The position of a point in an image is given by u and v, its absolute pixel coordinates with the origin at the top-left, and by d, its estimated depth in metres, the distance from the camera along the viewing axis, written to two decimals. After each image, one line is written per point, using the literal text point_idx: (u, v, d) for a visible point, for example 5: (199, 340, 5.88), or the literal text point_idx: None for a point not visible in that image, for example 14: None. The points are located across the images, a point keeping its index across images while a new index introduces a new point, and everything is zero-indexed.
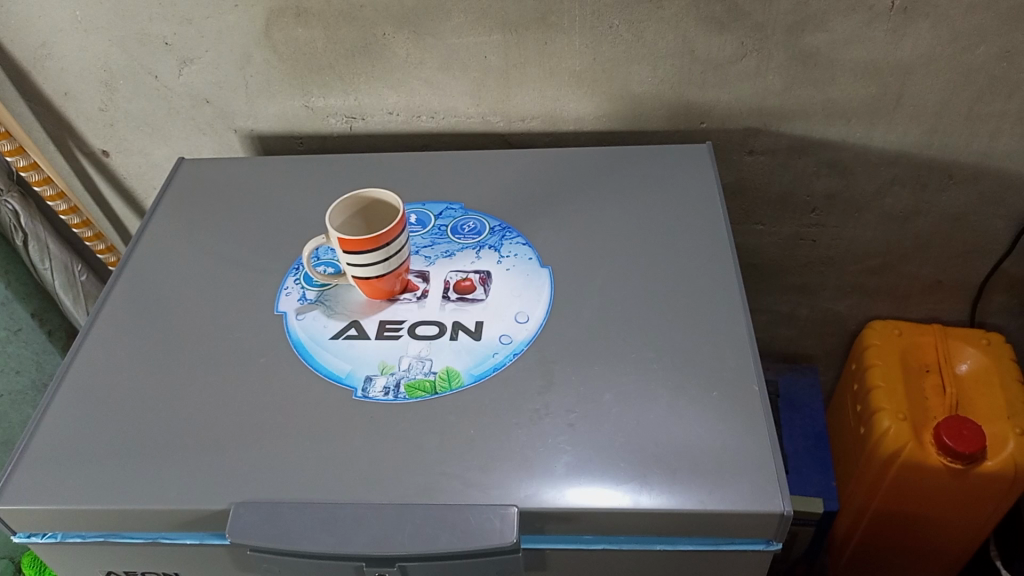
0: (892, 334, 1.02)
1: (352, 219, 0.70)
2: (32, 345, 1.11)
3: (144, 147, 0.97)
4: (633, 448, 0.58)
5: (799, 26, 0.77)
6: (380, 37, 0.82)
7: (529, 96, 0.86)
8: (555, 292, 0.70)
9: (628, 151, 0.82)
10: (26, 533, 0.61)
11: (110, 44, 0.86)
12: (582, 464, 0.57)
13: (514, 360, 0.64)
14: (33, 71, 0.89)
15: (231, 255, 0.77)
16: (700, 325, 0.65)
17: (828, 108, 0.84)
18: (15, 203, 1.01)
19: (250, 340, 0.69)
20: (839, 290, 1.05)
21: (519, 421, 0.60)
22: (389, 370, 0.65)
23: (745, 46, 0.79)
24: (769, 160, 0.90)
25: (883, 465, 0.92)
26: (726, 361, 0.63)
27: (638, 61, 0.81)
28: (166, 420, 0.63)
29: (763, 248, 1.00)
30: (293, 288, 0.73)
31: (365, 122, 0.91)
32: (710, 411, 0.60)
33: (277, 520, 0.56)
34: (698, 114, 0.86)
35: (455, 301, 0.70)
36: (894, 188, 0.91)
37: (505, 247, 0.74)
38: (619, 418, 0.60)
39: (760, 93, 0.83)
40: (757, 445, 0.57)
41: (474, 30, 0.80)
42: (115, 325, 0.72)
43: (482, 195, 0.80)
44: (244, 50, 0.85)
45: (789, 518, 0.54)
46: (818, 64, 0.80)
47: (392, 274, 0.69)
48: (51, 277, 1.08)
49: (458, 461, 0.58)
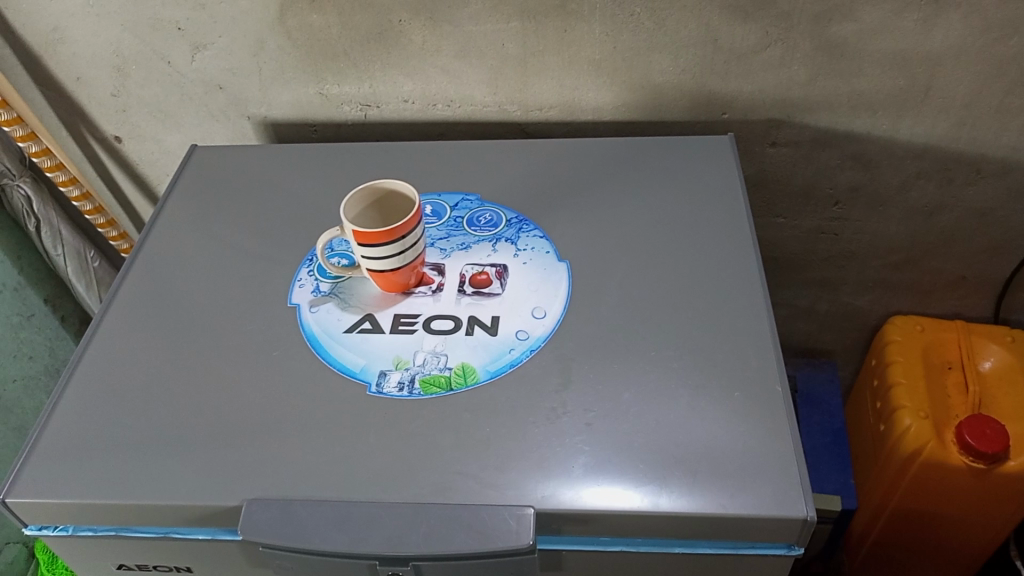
0: (913, 330, 1.00)
1: (367, 210, 0.69)
2: (45, 331, 1.10)
3: (157, 133, 0.96)
4: (653, 449, 0.57)
5: (827, 15, 0.75)
6: (396, 24, 0.81)
7: (547, 84, 0.84)
8: (573, 287, 0.68)
9: (647, 141, 0.81)
10: (37, 525, 0.60)
11: (122, 29, 0.85)
12: (600, 464, 0.56)
13: (531, 356, 0.63)
14: (45, 56, 0.88)
15: (243, 246, 0.76)
16: (721, 324, 0.64)
17: (853, 100, 0.82)
18: (28, 188, 1.00)
19: (262, 333, 0.68)
20: (860, 284, 1.03)
21: (536, 419, 0.59)
22: (403, 365, 0.64)
23: (769, 36, 0.77)
24: (792, 153, 0.88)
25: (903, 463, 0.91)
26: (749, 361, 0.61)
27: (660, 50, 0.79)
28: (178, 413, 0.62)
29: (783, 242, 0.98)
30: (307, 280, 0.72)
31: (380, 110, 0.90)
32: (732, 412, 0.58)
33: (289, 518, 0.55)
34: (719, 104, 0.84)
35: (471, 295, 0.69)
36: (920, 182, 0.88)
37: (522, 240, 0.73)
38: (638, 417, 0.59)
39: (784, 83, 0.81)
40: (779, 447, 0.56)
41: (492, 17, 0.79)
42: (127, 315, 0.71)
43: (498, 185, 0.79)
44: (258, 36, 0.83)
45: (812, 523, 0.53)
46: (844, 55, 0.78)
47: (407, 266, 0.67)
48: (63, 263, 1.08)
49: (473, 460, 0.57)
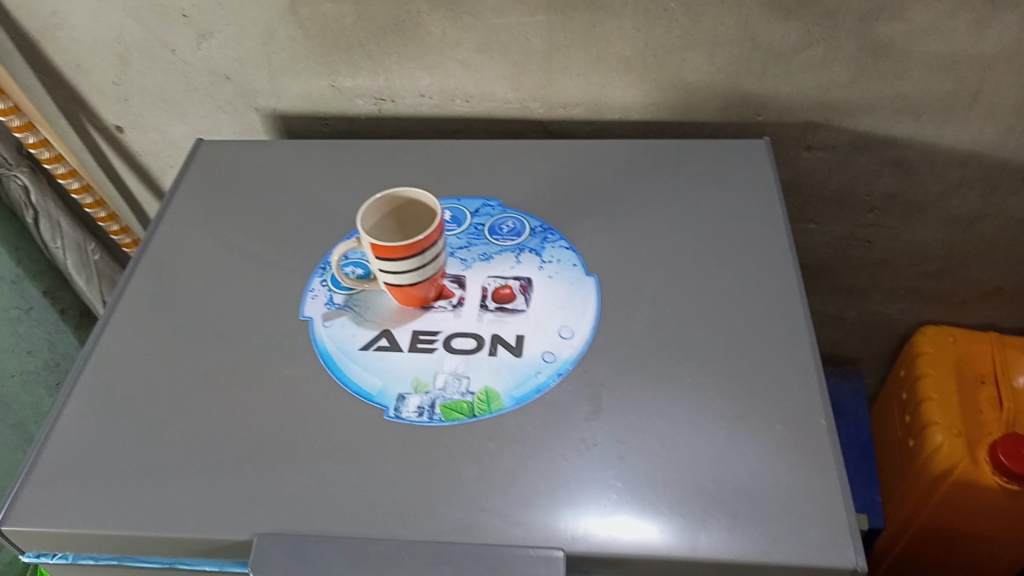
0: (945, 341, 0.96)
1: (385, 220, 0.64)
2: (44, 325, 1.07)
3: (161, 124, 0.92)
4: (690, 486, 0.53)
5: (874, 14, 0.70)
6: (414, 15, 0.76)
7: (572, 80, 0.80)
8: (601, 304, 0.64)
9: (678, 144, 0.76)
10: (35, 553, 0.57)
11: (124, 15, 0.80)
12: (633, 501, 0.53)
13: (559, 381, 0.59)
14: (43, 41, 0.83)
15: (252, 252, 0.72)
16: (760, 348, 0.60)
17: (897, 104, 0.77)
18: (25, 178, 0.95)
19: (273, 349, 0.64)
20: (891, 292, 0.99)
21: (565, 450, 0.56)
22: (423, 388, 0.60)
23: (811, 35, 0.72)
24: (828, 157, 0.84)
25: (933, 481, 0.88)
26: (791, 392, 0.58)
27: (694, 48, 0.75)
28: (183, 436, 0.59)
29: (813, 247, 0.94)
30: (320, 291, 0.68)
31: (395, 104, 0.85)
32: (774, 447, 0.55)
33: (302, 555, 0.52)
34: (755, 106, 0.80)
35: (494, 311, 0.65)
36: (961, 189, 0.84)
37: (547, 251, 0.69)
38: (674, 450, 0.55)
39: (824, 85, 0.77)
40: (825, 488, 0.53)
41: (517, 11, 0.74)
42: (131, 324, 0.67)
43: (522, 190, 0.75)
44: (268, 25, 0.79)
45: (861, 574, 0.50)
46: (890, 57, 0.73)
47: (426, 280, 0.63)
48: (63, 256, 1.04)
49: (497, 495, 0.54)
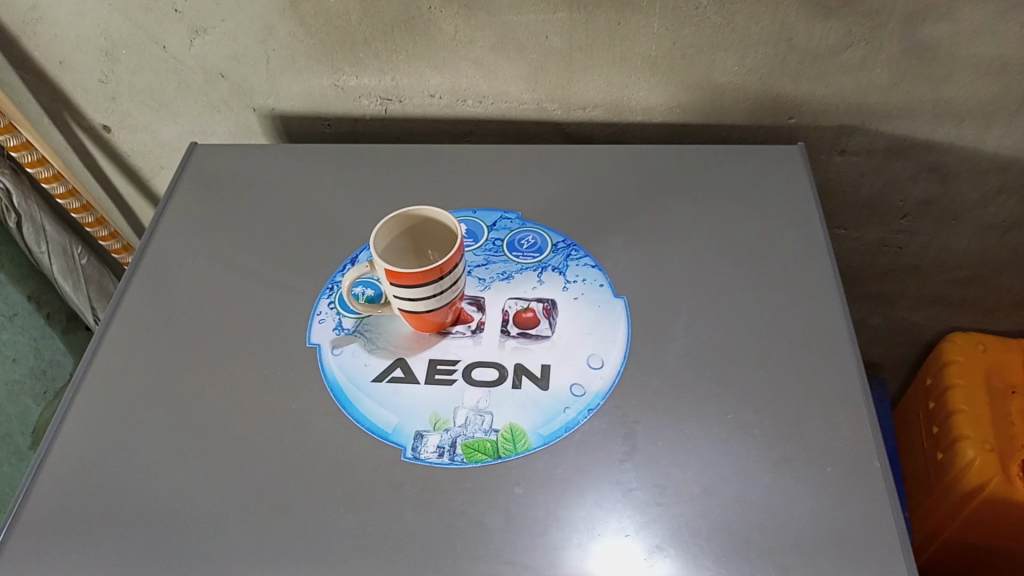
0: (975, 350, 0.92)
1: (399, 240, 0.60)
2: (29, 331, 1.02)
3: (151, 123, 0.86)
4: (736, 538, 0.49)
5: (921, 15, 0.65)
6: (424, 11, 0.70)
7: (593, 81, 0.75)
8: (632, 330, 0.60)
9: (707, 151, 0.72)
10: None
11: (110, 9, 0.74)
12: (675, 554, 0.49)
13: (590, 418, 0.55)
14: (22, 37, 0.77)
15: (254, 270, 0.67)
16: (806, 381, 0.56)
17: (938, 108, 0.72)
18: (5, 180, 0.90)
19: (278, 380, 0.59)
20: (918, 299, 0.95)
21: (598, 496, 0.51)
22: (443, 426, 0.56)
23: (853, 35, 0.67)
24: (862, 162, 0.79)
25: (964, 497, 0.85)
26: (841, 430, 0.54)
27: (725, 48, 0.70)
28: (182, 479, 0.54)
29: (839, 252, 0.90)
30: (327, 314, 0.63)
31: (401, 104, 0.80)
32: (825, 492, 0.51)
33: None
34: (787, 109, 0.75)
35: (516, 338, 0.60)
36: (1000, 197, 0.80)
37: (571, 270, 0.64)
38: (717, 497, 0.51)
39: (863, 87, 0.72)
40: (881, 538, 0.49)
41: (535, 8, 0.68)
42: (124, 352, 0.62)
43: (541, 201, 0.70)
44: (266, 21, 0.73)
45: None
46: (935, 59, 0.68)
47: (444, 306, 0.59)
48: (48, 261, 0.99)
49: (526, 547, 0.50)
